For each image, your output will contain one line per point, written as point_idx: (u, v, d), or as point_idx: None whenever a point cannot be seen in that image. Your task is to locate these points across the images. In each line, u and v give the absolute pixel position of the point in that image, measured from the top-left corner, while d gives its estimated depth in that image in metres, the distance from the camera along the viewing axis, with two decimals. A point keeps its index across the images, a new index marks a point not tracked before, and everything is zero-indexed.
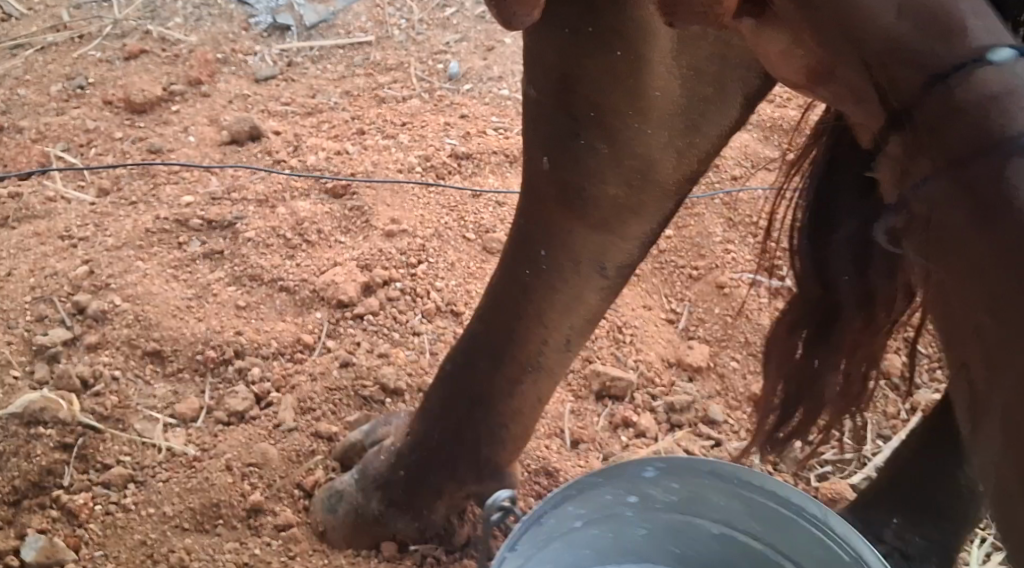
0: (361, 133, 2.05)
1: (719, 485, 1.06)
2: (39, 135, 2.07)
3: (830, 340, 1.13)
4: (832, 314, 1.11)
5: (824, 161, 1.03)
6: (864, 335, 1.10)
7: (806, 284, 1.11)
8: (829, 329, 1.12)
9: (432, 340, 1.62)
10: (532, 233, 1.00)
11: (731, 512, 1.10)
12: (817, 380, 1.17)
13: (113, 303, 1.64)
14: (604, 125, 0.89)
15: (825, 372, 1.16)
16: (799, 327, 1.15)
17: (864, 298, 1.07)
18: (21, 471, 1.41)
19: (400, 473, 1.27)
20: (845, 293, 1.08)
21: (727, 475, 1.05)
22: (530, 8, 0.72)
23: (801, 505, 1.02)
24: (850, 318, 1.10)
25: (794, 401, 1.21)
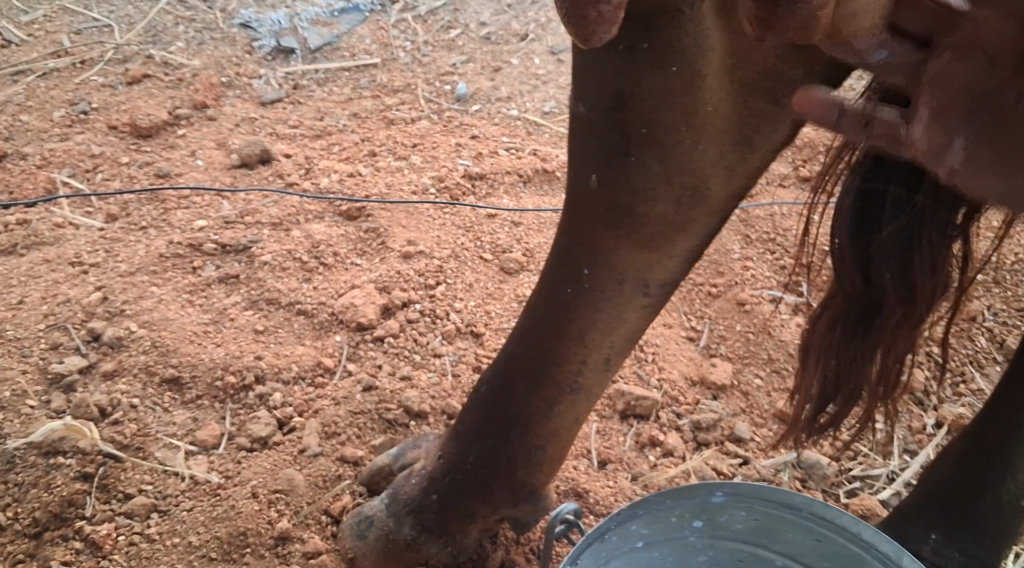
0: (372, 154, 2.05)
1: (786, 513, 1.10)
2: (44, 160, 2.04)
3: (868, 336, 1.17)
4: (874, 310, 1.15)
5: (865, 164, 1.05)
6: (902, 329, 1.15)
7: (849, 279, 1.13)
8: (868, 327, 1.16)
9: (454, 362, 1.60)
10: (575, 252, 0.99)
11: (799, 546, 1.13)
12: (856, 372, 1.20)
13: (129, 330, 1.61)
14: (654, 142, 0.90)
15: (862, 363, 1.19)
16: (839, 322, 1.18)
17: (908, 294, 1.12)
18: (41, 503, 1.37)
19: (432, 497, 1.24)
20: (887, 292, 1.12)
21: (800, 508, 1.09)
22: (609, 25, 0.71)
23: (870, 540, 1.06)
24: (892, 317, 1.14)
25: (830, 393, 1.24)
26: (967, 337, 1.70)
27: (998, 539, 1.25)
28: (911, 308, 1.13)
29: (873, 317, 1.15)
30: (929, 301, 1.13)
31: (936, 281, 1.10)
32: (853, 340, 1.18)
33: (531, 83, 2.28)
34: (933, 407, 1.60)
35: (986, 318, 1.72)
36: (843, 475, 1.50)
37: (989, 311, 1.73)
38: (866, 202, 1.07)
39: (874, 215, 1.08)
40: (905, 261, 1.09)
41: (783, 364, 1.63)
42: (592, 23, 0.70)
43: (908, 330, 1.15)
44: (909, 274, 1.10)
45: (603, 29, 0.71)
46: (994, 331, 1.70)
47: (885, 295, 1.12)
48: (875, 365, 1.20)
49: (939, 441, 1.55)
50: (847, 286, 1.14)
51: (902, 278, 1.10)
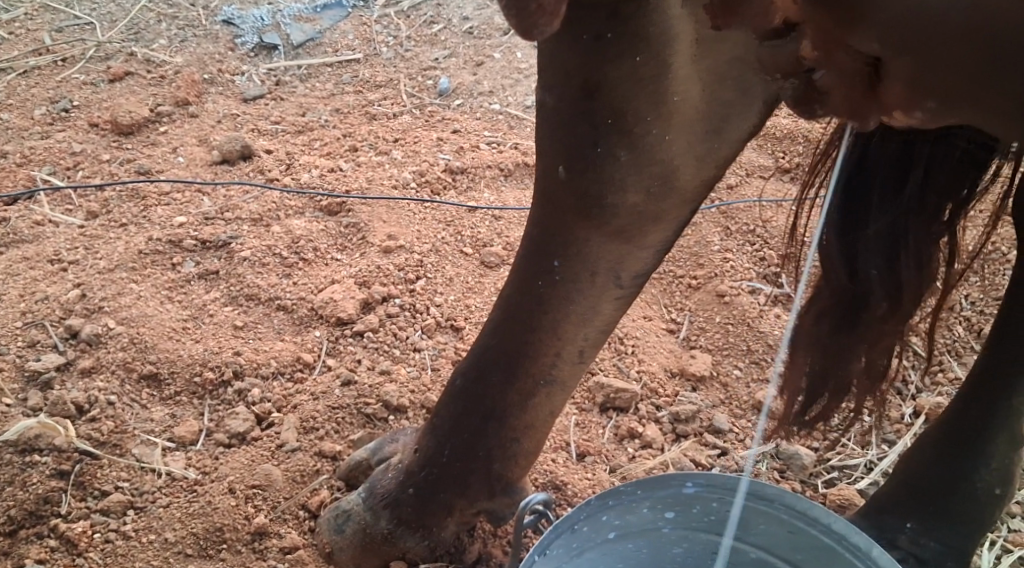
0: (353, 150, 2.04)
1: (760, 505, 1.09)
2: (24, 159, 2.03)
3: (856, 329, 1.22)
4: (861, 302, 1.21)
5: (853, 161, 1.12)
6: (889, 327, 1.22)
7: (836, 271, 1.20)
8: (856, 319, 1.22)
9: (433, 356, 1.60)
10: (547, 243, 0.98)
11: (773, 537, 1.13)
12: (844, 363, 1.24)
13: (107, 327, 1.61)
14: (622, 132, 0.88)
15: (848, 358, 1.24)
16: (827, 313, 1.22)
17: (895, 287, 1.19)
18: (16, 500, 1.36)
19: (408, 490, 1.24)
20: (873, 285, 1.19)
21: (772, 500, 1.08)
22: (550, 17, 0.71)
23: (842, 532, 1.05)
24: (878, 307, 1.21)
25: (820, 386, 1.27)
26: (945, 326, 1.69)
27: (971, 528, 1.25)
28: (897, 302, 1.20)
29: (858, 308, 1.21)
30: (914, 298, 1.20)
31: (921, 280, 1.18)
32: (841, 331, 1.23)
33: (514, 77, 2.28)
34: (911, 396, 1.60)
35: (964, 307, 1.71)
36: (822, 465, 1.50)
37: (966, 300, 1.72)
38: (854, 197, 1.15)
39: (860, 212, 1.16)
40: (891, 258, 1.17)
41: (762, 355, 1.63)
42: (533, 14, 0.71)
43: (891, 326, 1.22)
44: (895, 272, 1.18)
45: (544, 20, 0.71)
46: (972, 321, 1.69)
47: (873, 289, 1.19)
48: (861, 360, 1.25)
49: (917, 429, 1.55)
50: (833, 281, 1.21)
51: (889, 273, 1.18)
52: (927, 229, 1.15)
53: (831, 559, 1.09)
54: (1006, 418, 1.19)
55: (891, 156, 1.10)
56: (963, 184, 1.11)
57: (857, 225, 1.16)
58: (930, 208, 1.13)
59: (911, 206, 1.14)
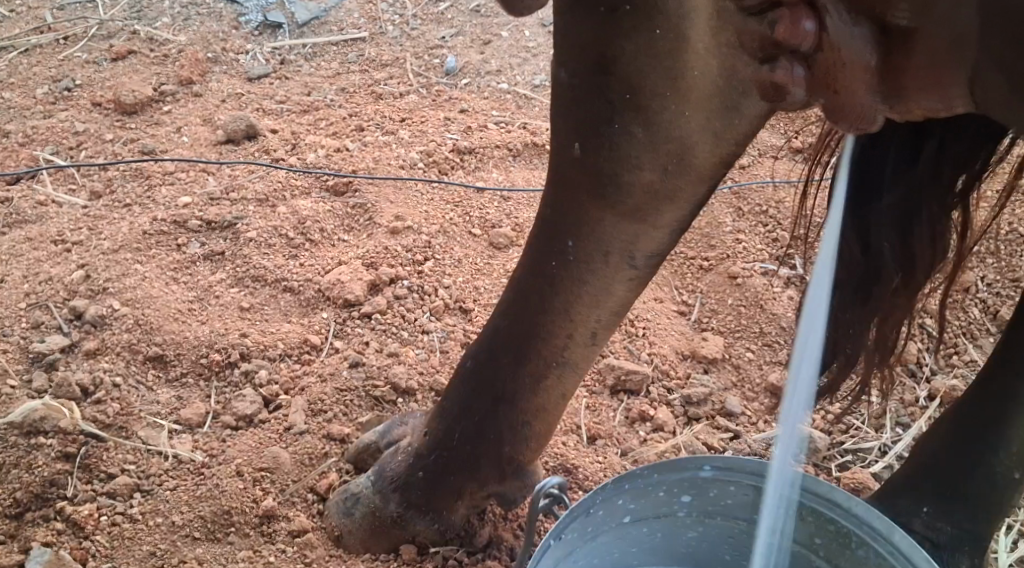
0: (360, 130, 2.02)
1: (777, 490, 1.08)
2: (26, 138, 2.01)
3: (867, 302, 1.20)
4: (874, 277, 1.18)
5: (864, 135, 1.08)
6: (903, 300, 1.19)
7: (846, 247, 1.17)
8: (868, 292, 1.19)
9: (442, 338, 1.58)
10: (559, 222, 0.96)
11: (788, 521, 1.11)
12: (854, 336, 1.23)
13: (112, 308, 1.59)
14: (638, 108, 0.86)
15: (860, 331, 1.23)
16: (838, 288, 1.20)
17: (908, 260, 1.15)
18: (22, 483, 1.35)
19: (418, 474, 1.22)
20: (885, 259, 1.15)
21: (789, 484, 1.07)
22: None
23: (862, 518, 1.04)
24: (892, 283, 1.18)
25: (828, 360, 1.27)
26: (961, 308, 1.67)
27: (990, 514, 1.23)
28: (910, 275, 1.16)
29: (872, 283, 1.18)
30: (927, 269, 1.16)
31: (934, 252, 1.14)
32: (852, 305, 1.21)
33: (521, 56, 2.25)
34: (925, 379, 1.58)
35: (980, 289, 1.69)
36: (835, 449, 1.49)
37: (982, 282, 1.70)
38: (866, 172, 1.11)
39: (871, 186, 1.11)
40: (903, 230, 1.13)
41: (775, 338, 1.61)
42: None
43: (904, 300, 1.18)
44: (909, 245, 1.14)
45: None
46: (988, 303, 1.68)
47: (885, 262, 1.16)
48: (872, 332, 1.23)
49: (932, 413, 1.53)
50: (843, 254, 1.17)
51: (902, 246, 1.14)
52: (940, 203, 1.11)
53: (849, 543, 1.08)
54: None
55: (904, 128, 1.07)
56: (976, 157, 1.07)
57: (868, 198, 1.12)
58: (943, 183, 1.09)
59: (924, 179, 1.09)
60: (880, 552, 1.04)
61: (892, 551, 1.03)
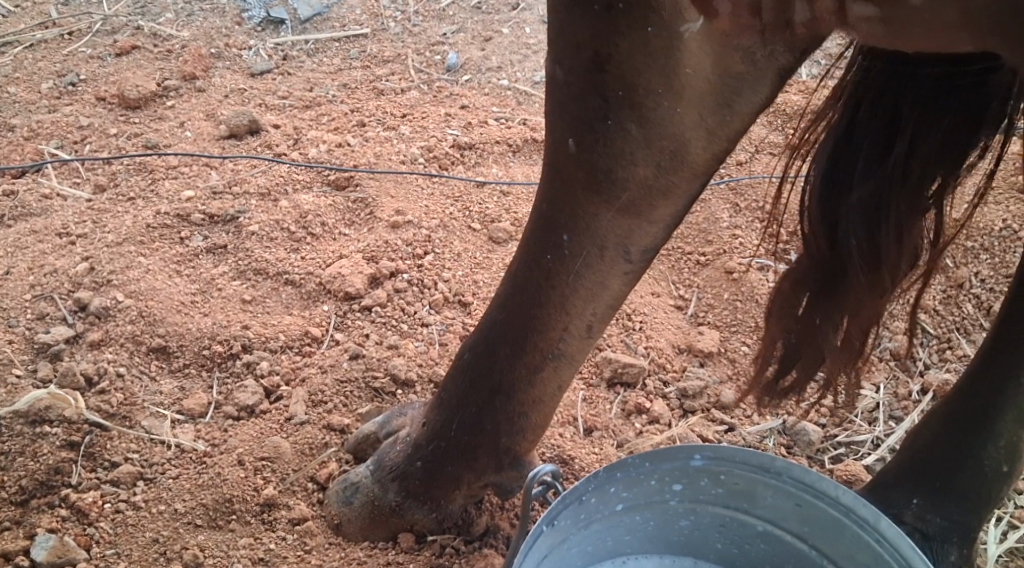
0: (361, 125, 2.04)
1: (769, 479, 1.10)
2: (31, 132, 2.03)
3: (833, 299, 1.22)
4: (841, 273, 1.20)
5: (843, 125, 1.09)
6: (870, 299, 1.20)
7: (817, 241, 1.18)
8: (834, 288, 1.21)
9: (441, 331, 1.60)
10: (556, 217, 0.98)
11: (779, 509, 1.13)
12: (822, 333, 1.25)
13: (116, 300, 1.61)
14: (634, 105, 0.88)
15: (826, 331, 1.25)
16: (806, 282, 1.22)
17: (877, 258, 1.17)
18: (28, 471, 1.37)
19: (416, 464, 1.24)
20: (853, 257, 1.17)
21: (780, 472, 1.09)
22: None
23: (850, 506, 1.06)
24: (857, 280, 1.19)
25: (794, 356, 1.27)
26: (954, 304, 1.69)
27: (980, 507, 1.25)
28: (878, 273, 1.18)
29: (839, 278, 1.20)
30: (894, 270, 1.18)
31: (902, 251, 1.16)
32: (819, 301, 1.23)
33: (522, 53, 2.27)
34: (919, 373, 1.60)
35: (974, 285, 1.71)
36: (829, 441, 1.51)
37: (975, 278, 1.72)
38: (841, 164, 1.11)
39: (843, 181, 1.12)
40: (872, 227, 1.15)
41: None
42: None
43: (870, 299, 1.21)
44: (878, 242, 1.16)
45: None
46: (982, 299, 1.70)
47: (854, 259, 1.17)
48: (839, 332, 1.25)
49: (925, 406, 1.55)
50: (815, 247, 1.18)
51: (869, 243, 1.16)
52: (913, 200, 1.13)
53: (839, 532, 1.10)
54: (1013, 396, 1.20)
55: (880, 120, 1.09)
56: (952, 153, 1.10)
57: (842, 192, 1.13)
58: (916, 180, 1.11)
59: (896, 174, 1.11)
60: (867, 540, 1.07)
61: (881, 538, 1.05)
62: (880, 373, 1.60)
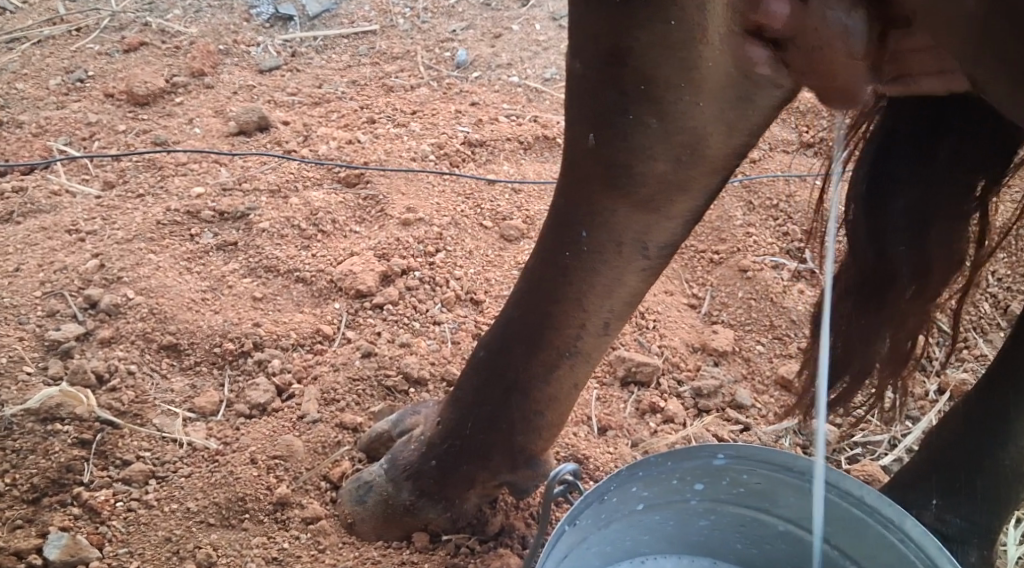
0: (371, 122, 2.03)
1: (790, 479, 1.09)
2: (40, 129, 2.02)
3: (881, 310, 1.21)
4: (888, 282, 1.20)
5: (884, 134, 1.10)
6: (919, 305, 1.21)
7: (860, 251, 1.19)
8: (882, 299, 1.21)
9: (454, 329, 1.59)
10: (572, 214, 0.97)
11: (800, 509, 1.12)
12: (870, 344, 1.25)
13: (126, 297, 1.60)
14: (654, 99, 0.87)
15: (873, 342, 1.25)
16: (853, 293, 1.22)
17: (923, 263, 1.18)
18: (40, 469, 1.36)
19: (431, 463, 1.23)
20: (898, 262, 1.18)
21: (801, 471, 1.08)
22: None
23: (873, 506, 1.05)
24: (905, 287, 1.20)
25: (841, 369, 1.28)
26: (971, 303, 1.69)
27: (998, 506, 1.25)
28: (924, 279, 1.19)
29: (886, 287, 1.20)
30: (942, 274, 1.19)
31: (949, 256, 1.17)
32: (869, 313, 1.22)
33: (532, 50, 2.26)
34: (935, 372, 1.59)
35: (990, 284, 1.71)
36: (846, 441, 1.50)
37: (993, 277, 1.72)
38: (881, 176, 1.13)
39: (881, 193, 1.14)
40: (917, 231, 1.16)
41: (784, 331, 1.63)
42: None
43: (919, 305, 1.21)
44: (925, 249, 1.17)
45: None
46: (998, 298, 1.69)
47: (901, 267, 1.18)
48: (887, 340, 1.25)
49: (942, 406, 1.54)
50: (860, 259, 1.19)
51: (914, 248, 1.17)
52: (958, 202, 1.14)
53: (861, 531, 1.09)
54: None
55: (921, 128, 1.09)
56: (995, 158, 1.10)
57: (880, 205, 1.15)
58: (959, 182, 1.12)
59: (935, 181, 1.13)
60: (890, 539, 1.06)
61: (904, 538, 1.05)
62: None
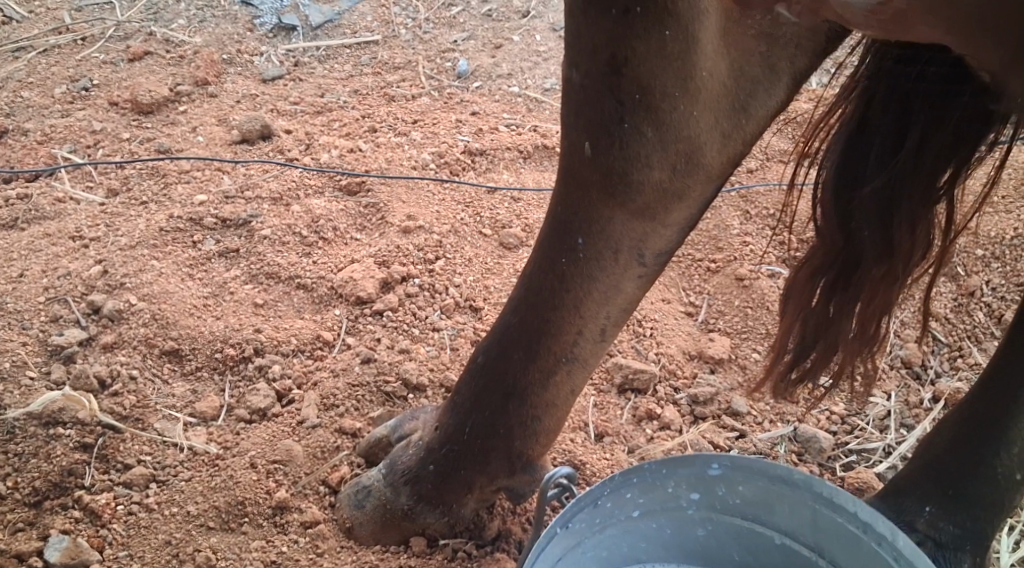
0: (372, 131, 2.05)
1: (789, 493, 1.10)
2: (45, 137, 2.04)
3: (849, 289, 1.24)
4: (854, 264, 1.22)
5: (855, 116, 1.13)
6: (883, 291, 1.22)
7: (829, 231, 1.21)
8: (849, 279, 1.23)
9: (452, 336, 1.60)
10: (570, 221, 0.98)
11: (796, 521, 1.14)
12: (837, 323, 1.27)
13: (129, 303, 1.62)
14: (650, 108, 0.89)
15: (841, 323, 1.26)
16: (821, 272, 1.24)
17: (887, 248, 1.19)
18: (41, 472, 1.38)
19: (429, 468, 1.24)
20: (864, 245, 1.19)
21: (799, 486, 1.09)
22: None
23: (868, 521, 1.06)
24: (871, 271, 1.21)
25: (811, 344, 1.29)
26: (966, 312, 1.70)
27: (991, 513, 1.25)
28: (890, 263, 1.20)
29: (852, 268, 1.22)
30: (907, 259, 1.20)
31: (913, 245, 1.18)
32: (836, 293, 1.25)
33: (533, 60, 2.28)
34: (930, 381, 1.61)
35: (985, 293, 1.71)
36: (840, 449, 1.51)
37: (987, 286, 1.72)
38: (849, 160, 1.15)
39: (852, 174, 1.16)
40: (884, 216, 1.17)
41: None
42: None
43: (886, 289, 1.22)
44: (888, 234, 1.18)
45: None
46: (993, 307, 1.70)
47: (866, 249, 1.19)
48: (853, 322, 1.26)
49: (936, 415, 1.56)
50: (829, 239, 1.21)
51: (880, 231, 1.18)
52: (925, 195, 1.14)
53: (854, 545, 1.11)
54: None
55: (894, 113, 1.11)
56: (961, 149, 1.11)
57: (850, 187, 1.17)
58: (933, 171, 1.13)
59: (906, 170, 1.13)
60: (885, 556, 1.08)
61: (897, 556, 1.06)
62: (892, 381, 1.61)
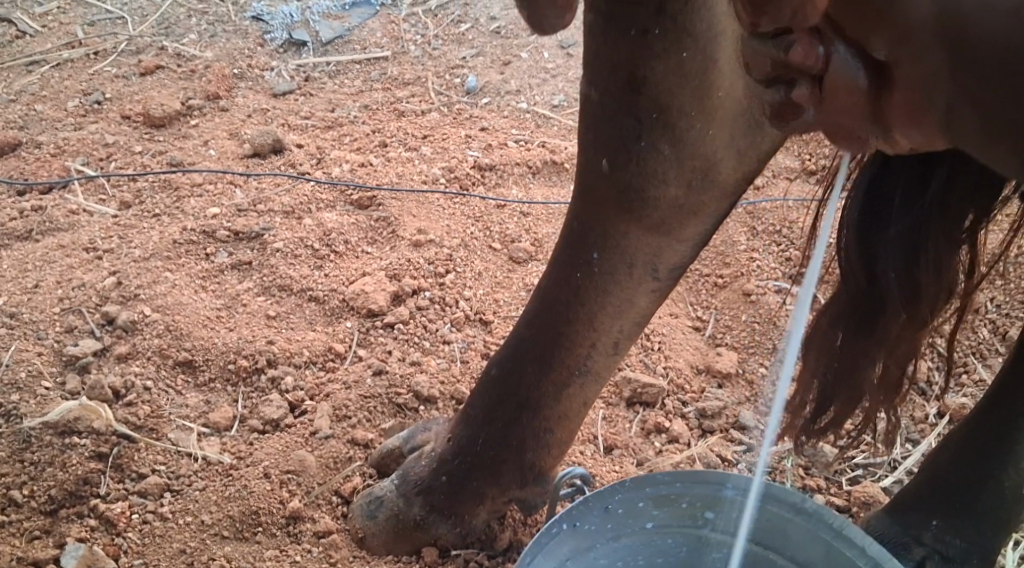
0: (383, 145, 2.07)
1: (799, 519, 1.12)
2: (57, 149, 2.06)
3: (873, 333, 1.20)
4: (877, 307, 1.18)
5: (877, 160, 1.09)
6: (909, 334, 1.19)
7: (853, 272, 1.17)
8: (874, 322, 1.20)
9: (463, 348, 1.62)
10: (586, 236, 1.00)
11: (807, 553, 1.14)
12: (859, 369, 1.24)
13: (143, 314, 1.63)
14: (666, 126, 0.90)
15: (863, 365, 1.24)
16: (843, 317, 1.21)
17: (912, 293, 1.14)
18: (56, 481, 1.39)
19: (442, 479, 1.26)
20: (889, 288, 1.15)
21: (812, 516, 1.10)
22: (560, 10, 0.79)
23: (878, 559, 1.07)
24: (894, 313, 1.17)
25: (831, 392, 1.29)
26: (971, 328, 1.72)
27: (996, 526, 1.27)
28: (914, 308, 1.15)
29: (876, 312, 1.18)
30: (932, 303, 1.15)
31: (939, 286, 1.13)
32: (858, 339, 1.22)
33: (541, 76, 2.31)
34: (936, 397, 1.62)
35: (989, 310, 1.74)
36: (847, 463, 1.53)
37: (991, 303, 1.75)
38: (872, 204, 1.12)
39: (875, 218, 1.12)
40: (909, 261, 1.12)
41: None
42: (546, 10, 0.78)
43: (911, 332, 1.18)
44: (912, 275, 1.13)
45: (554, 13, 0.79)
46: (997, 323, 1.72)
47: (891, 292, 1.15)
48: (878, 364, 1.23)
49: (941, 430, 1.57)
50: (853, 284, 1.18)
51: (905, 276, 1.13)
52: (948, 234, 1.09)
53: None
54: None
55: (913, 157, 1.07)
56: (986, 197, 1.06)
57: (873, 230, 1.13)
58: (952, 216, 1.08)
59: (930, 212, 1.08)
60: None
61: None
62: None
